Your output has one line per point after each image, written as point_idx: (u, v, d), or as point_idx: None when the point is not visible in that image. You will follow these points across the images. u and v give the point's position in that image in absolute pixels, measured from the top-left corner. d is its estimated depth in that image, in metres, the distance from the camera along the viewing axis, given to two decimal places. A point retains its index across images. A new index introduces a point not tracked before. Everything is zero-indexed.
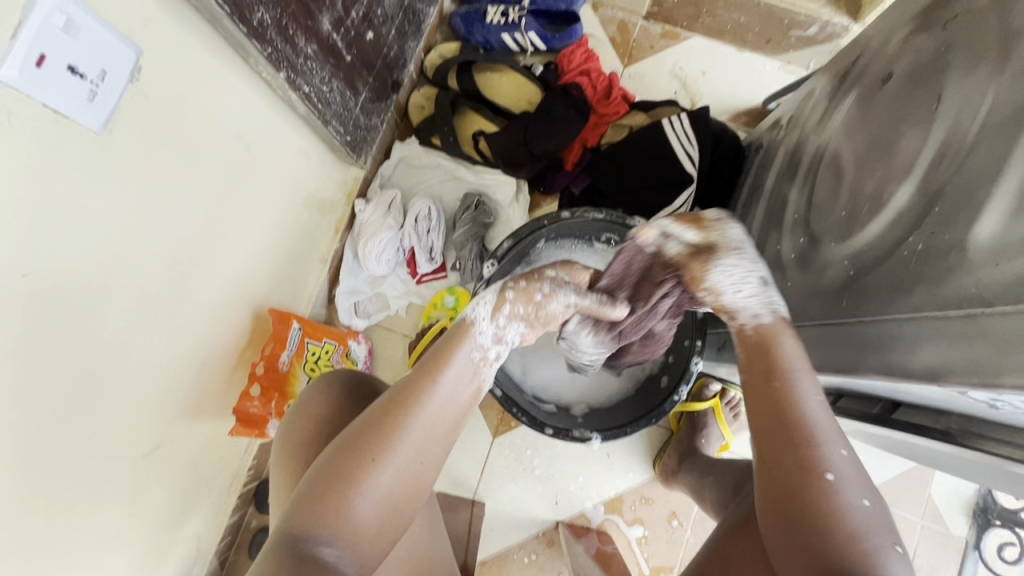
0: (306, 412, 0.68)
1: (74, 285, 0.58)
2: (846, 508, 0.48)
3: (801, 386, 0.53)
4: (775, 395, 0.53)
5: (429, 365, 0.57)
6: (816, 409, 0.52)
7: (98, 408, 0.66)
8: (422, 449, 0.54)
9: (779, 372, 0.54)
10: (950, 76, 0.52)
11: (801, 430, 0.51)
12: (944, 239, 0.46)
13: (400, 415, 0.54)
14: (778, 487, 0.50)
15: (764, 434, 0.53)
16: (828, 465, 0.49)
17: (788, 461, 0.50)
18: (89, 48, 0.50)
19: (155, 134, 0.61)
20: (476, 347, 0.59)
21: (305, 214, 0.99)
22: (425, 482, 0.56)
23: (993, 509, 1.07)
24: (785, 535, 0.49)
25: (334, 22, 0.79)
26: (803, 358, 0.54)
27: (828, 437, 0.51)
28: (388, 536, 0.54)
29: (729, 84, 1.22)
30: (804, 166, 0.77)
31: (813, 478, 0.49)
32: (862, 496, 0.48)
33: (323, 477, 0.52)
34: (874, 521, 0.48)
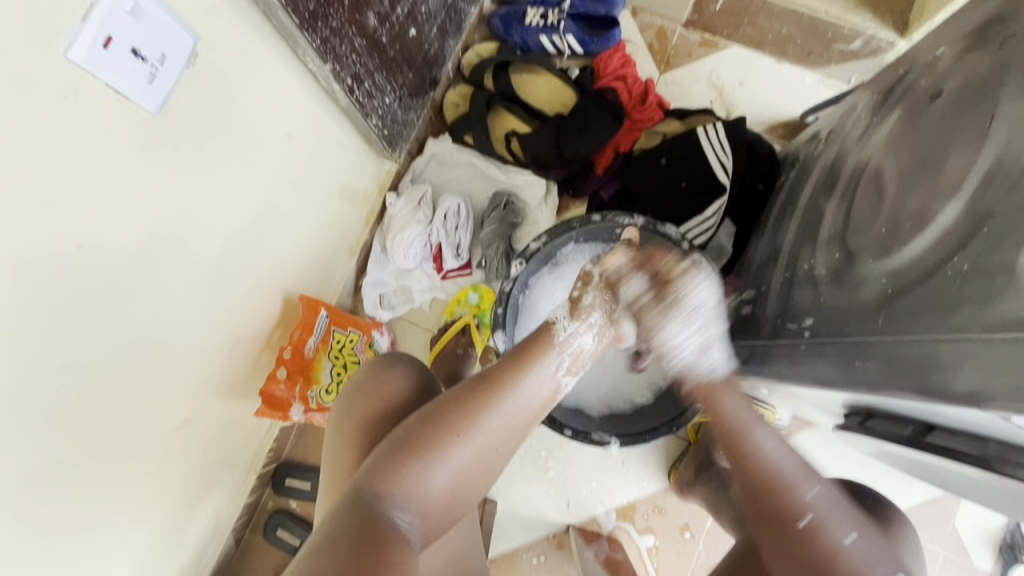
0: (375, 385, 0.70)
1: (121, 261, 0.60)
2: (830, 548, 0.58)
3: (760, 436, 0.65)
4: (746, 455, 0.65)
5: (517, 359, 0.64)
6: (778, 454, 0.64)
7: (133, 380, 0.68)
8: (501, 435, 0.60)
9: (731, 434, 0.66)
10: (1007, 95, 0.51)
11: (773, 483, 0.62)
12: (992, 261, 0.45)
13: (489, 398, 0.60)
14: (766, 525, 0.62)
15: (758, 499, 0.63)
16: (805, 511, 0.60)
17: (772, 498, 0.62)
18: (152, 32, 0.51)
19: (207, 119, 0.63)
20: (562, 347, 0.66)
21: (338, 204, 1.01)
22: (494, 468, 0.61)
23: (1021, 546, 1.03)
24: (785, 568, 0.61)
25: (380, 18, 0.80)
26: (741, 412, 0.67)
27: (801, 479, 0.63)
28: (450, 512, 0.59)
29: (767, 95, 1.21)
30: (843, 181, 0.75)
31: (790, 527, 0.60)
32: (847, 533, 0.59)
33: (405, 444, 0.58)
34: (863, 554, 0.57)
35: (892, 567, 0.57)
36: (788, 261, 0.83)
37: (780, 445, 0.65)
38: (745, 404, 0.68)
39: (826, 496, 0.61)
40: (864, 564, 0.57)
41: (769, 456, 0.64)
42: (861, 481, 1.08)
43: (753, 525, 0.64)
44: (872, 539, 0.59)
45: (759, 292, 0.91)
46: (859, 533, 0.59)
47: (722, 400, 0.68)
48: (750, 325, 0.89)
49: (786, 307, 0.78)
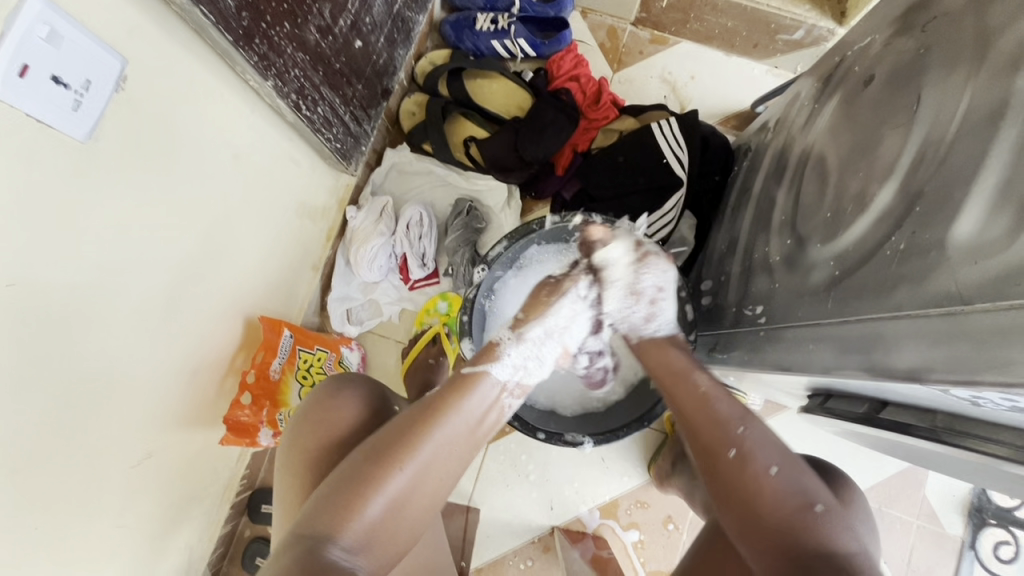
0: (320, 417, 0.69)
1: (60, 296, 0.58)
2: (758, 478, 0.61)
3: (700, 379, 0.69)
4: (681, 393, 0.69)
5: (452, 387, 0.63)
6: (717, 396, 0.67)
7: (85, 418, 0.65)
8: (440, 462, 0.60)
9: (679, 374, 0.71)
10: (929, 77, 0.53)
11: (710, 419, 0.66)
12: (925, 238, 0.46)
13: (424, 428, 0.60)
14: (702, 451, 0.66)
15: (693, 423, 0.67)
16: (733, 442, 0.63)
17: (712, 434, 0.65)
18: (73, 57, 0.50)
19: (143, 143, 0.61)
20: (501, 369, 0.65)
21: (296, 221, 0.99)
22: (439, 495, 0.60)
23: (988, 509, 1.07)
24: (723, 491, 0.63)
25: (321, 32, 0.79)
26: (687, 362, 0.72)
27: (733, 417, 0.65)
28: (396, 544, 0.58)
29: (718, 87, 1.23)
30: (791, 168, 0.77)
31: (721, 455, 0.64)
32: (772, 465, 0.62)
33: (344, 481, 0.57)
34: (789, 485, 0.61)
35: (818, 499, 0.60)
36: (745, 250, 0.85)
37: (720, 387, 0.68)
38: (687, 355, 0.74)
39: (757, 431, 0.63)
40: (786, 495, 0.60)
41: (706, 392, 0.68)
42: (834, 460, 1.10)
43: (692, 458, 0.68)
44: (801, 471, 0.62)
45: (721, 281, 0.92)
46: (786, 462, 0.62)
47: (663, 351, 0.74)
48: (715, 315, 0.91)
49: (745, 295, 0.80)
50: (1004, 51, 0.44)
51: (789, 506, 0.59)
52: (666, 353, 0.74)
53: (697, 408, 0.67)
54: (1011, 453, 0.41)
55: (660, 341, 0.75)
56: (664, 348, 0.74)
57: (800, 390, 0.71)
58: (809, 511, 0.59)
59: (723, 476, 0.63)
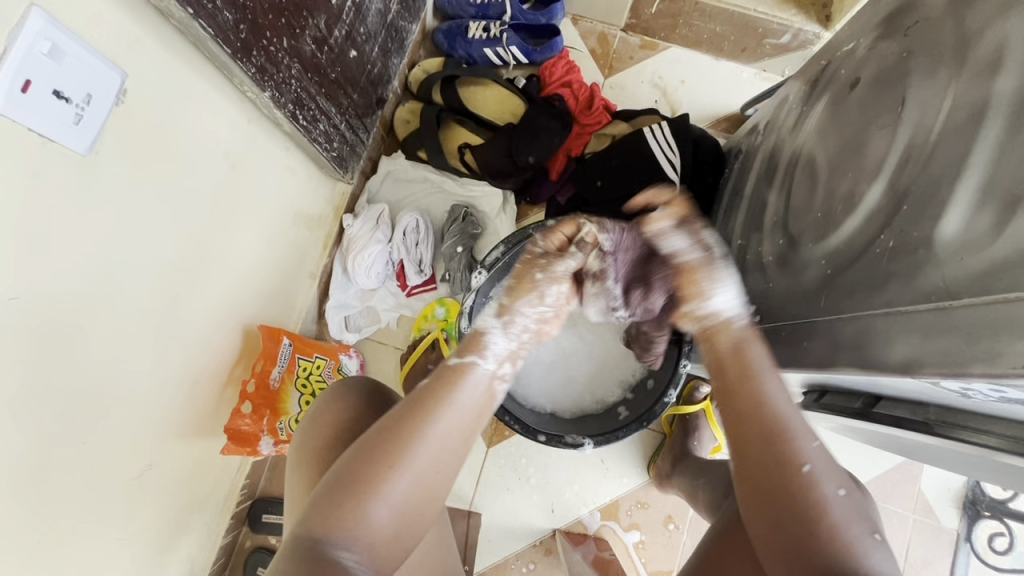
0: (322, 417, 0.70)
1: (64, 309, 0.58)
2: (824, 500, 0.52)
3: (771, 382, 0.58)
4: (754, 395, 0.58)
5: (442, 378, 0.63)
6: (786, 404, 0.57)
7: (87, 429, 0.65)
8: (436, 458, 0.59)
9: (748, 374, 0.59)
10: (912, 80, 0.54)
11: (775, 427, 0.56)
12: (913, 236, 0.48)
13: (414, 424, 0.59)
14: (757, 466, 0.55)
15: (748, 435, 0.56)
16: (804, 458, 0.54)
17: (772, 452, 0.55)
18: (74, 73, 0.50)
19: (141, 155, 0.62)
20: (489, 360, 0.64)
21: (292, 230, 0.99)
22: (439, 489, 0.60)
23: (982, 501, 1.08)
24: (775, 508, 0.53)
25: (317, 42, 0.80)
26: (768, 361, 0.60)
27: (802, 432, 0.56)
28: (398, 543, 0.58)
29: (708, 91, 1.25)
30: (781, 169, 0.79)
31: (786, 470, 0.53)
32: (837, 487, 0.53)
33: (340, 484, 0.56)
34: (855, 511, 0.52)
35: (875, 527, 0.52)
36: (739, 250, 0.86)
37: (788, 395, 0.58)
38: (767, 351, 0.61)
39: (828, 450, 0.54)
40: (849, 519, 0.51)
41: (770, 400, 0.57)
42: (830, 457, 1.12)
43: (734, 471, 0.57)
44: (862, 498, 0.54)
45: None
46: (852, 485, 0.53)
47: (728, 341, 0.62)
48: None
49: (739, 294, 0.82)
50: (984, 53, 0.46)
51: (849, 530, 0.51)
52: (744, 351, 0.61)
53: (760, 414, 0.57)
54: (1002, 444, 0.43)
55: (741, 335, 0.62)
56: (743, 345, 0.61)
57: (795, 386, 0.72)
58: (873, 538, 0.51)
59: (785, 496, 0.52)
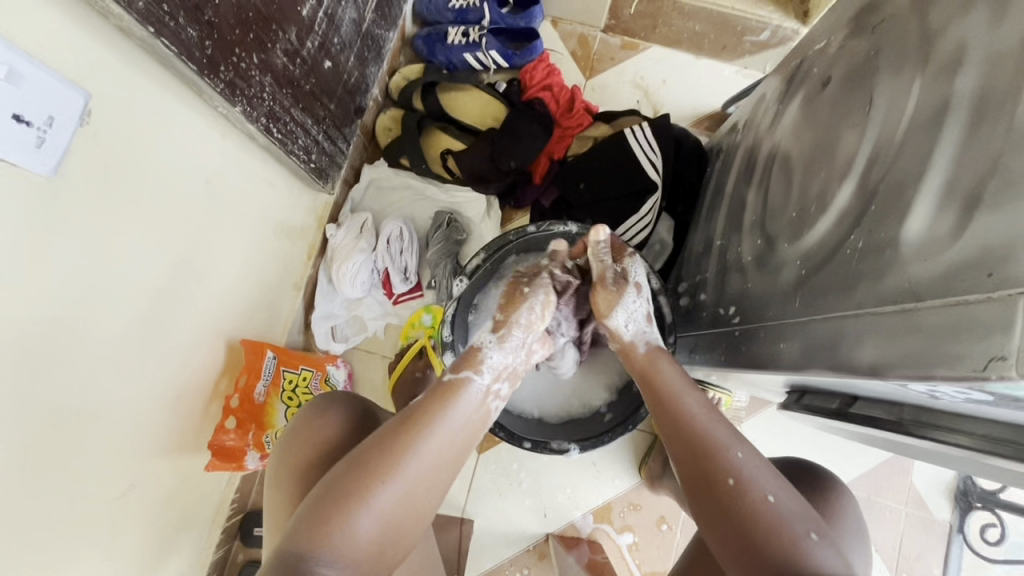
0: (304, 433, 0.69)
1: (34, 333, 0.58)
2: (756, 507, 0.57)
3: (693, 401, 0.66)
4: (679, 418, 0.65)
5: (437, 395, 0.64)
6: (709, 420, 0.64)
7: (65, 452, 0.65)
8: (426, 475, 0.60)
9: (670, 398, 0.67)
10: (879, 79, 0.54)
11: (702, 444, 0.62)
12: (881, 236, 0.48)
13: (406, 440, 0.60)
14: (695, 484, 0.61)
15: (686, 457, 0.63)
16: (730, 471, 0.60)
17: (705, 472, 0.61)
18: (35, 96, 0.50)
19: (110, 175, 0.61)
20: (486, 371, 0.67)
21: (274, 242, 0.99)
22: (427, 506, 0.60)
23: (973, 492, 1.08)
24: (716, 527, 0.59)
25: (289, 55, 0.79)
26: (684, 380, 0.68)
27: (727, 443, 0.62)
28: (382, 557, 0.58)
29: (690, 90, 1.25)
30: (759, 168, 0.79)
31: (718, 486, 0.59)
32: (766, 493, 0.58)
33: (327, 497, 0.56)
34: (786, 513, 0.57)
35: (810, 526, 0.56)
36: (720, 250, 0.86)
37: (710, 410, 0.66)
38: (680, 370, 0.70)
39: (752, 455, 0.60)
40: (783, 522, 0.56)
41: (698, 417, 0.64)
42: (821, 453, 1.12)
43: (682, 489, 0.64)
44: (796, 498, 0.58)
45: (698, 281, 0.93)
46: (781, 489, 0.58)
47: (659, 369, 0.70)
48: (694, 315, 0.92)
49: (721, 294, 0.82)
50: (946, 51, 0.46)
51: (782, 533, 0.55)
52: (659, 373, 0.69)
53: (688, 434, 0.64)
54: (975, 443, 0.43)
55: (654, 354, 0.72)
56: (656, 367, 0.70)
57: (776, 386, 0.72)
58: (806, 539, 0.55)
59: (728, 514, 0.58)
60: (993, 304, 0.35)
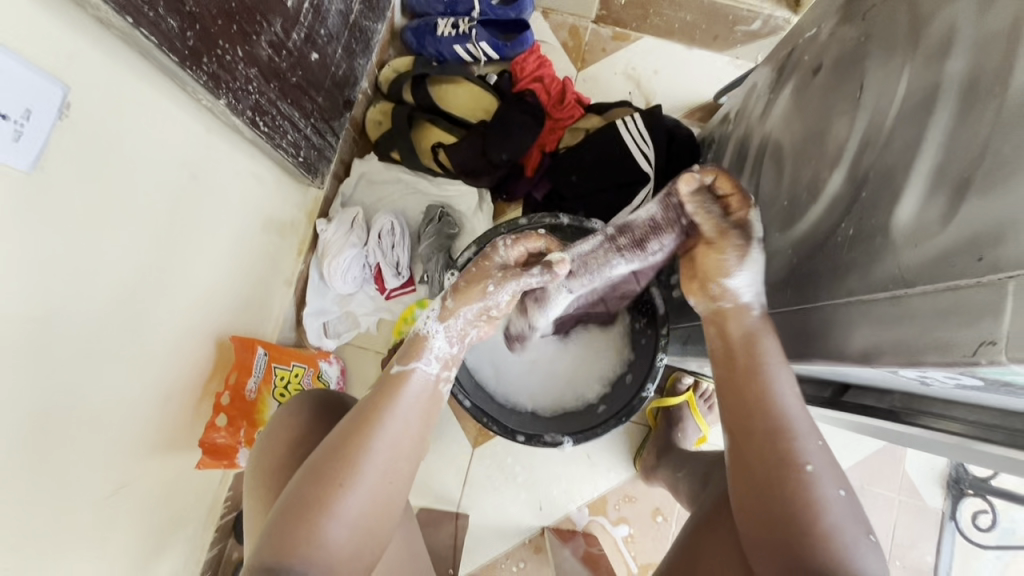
0: (269, 444, 0.69)
1: (16, 331, 0.57)
2: (823, 499, 0.53)
3: (781, 378, 0.60)
4: (756, 397, 0.60)
5: (379, 392, 0.64)
6: (790, 404, 0.59)
7: (53, 451, 0.64)
8: (387, 471, 0.60)
9: (757, 373, 0.60)
10: (870, 65, 0.54)
11: (779, 424, 0.58)
12: (872, 223, 0.47)
13: (361, 440, 0.59)
14: (757, 460, 0.57)
15: (746, 438, 0.59)
16: (806, 458, 0.56)
17: (772, 455, 0.56)
18: (11, 89, 0.49)
19: (91, 170, 0.60)
20: (428, 359, 0.66)
21: (262, 238, 0.98)
22: (393, 501, 0.60)
23: (965, 479, 1.08)
24: (758, 509, 0.55)
25: (274, 46, 0.78)
26: (785, 356, 0.61)
27: (806, 431, 0.57)
28: (360, 558, 0.57)
29: (682, 81, 1.25)
30: (751, 158, 0.78)
31: (790, 469, 0.55)
32: (838, 488, 0.54)
33: (289, 508, 0.55)
34: (850, 511, 0.53)
35: (867, 529, 0.53)
36: None
37: (797, 393, 0.60)
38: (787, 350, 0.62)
39: (830, 450, 0.56)
40: (847, 520, 0.53)
41: (778, 399, 0.59)
42: None
43: (734, 471, 0.59)
44: (860, 500, 0.55)
45: None
46: (851, 487, 0.55)
47: (759, 341, 0.62)
48: (687, 306, 0.92)
49: None
50: (937, 35, 0.45)
51: (844, 531, 0.52)
52: (752, 346, 0.62)
53: (762, 414, 0.59)
54: (969, 430, 0.43)
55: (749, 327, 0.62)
56: (752, 338, 0.62)
57: None
58: (866, 539, 0.52)
59: (782, 499, 0.54)
60: (985, 290, 0.34)
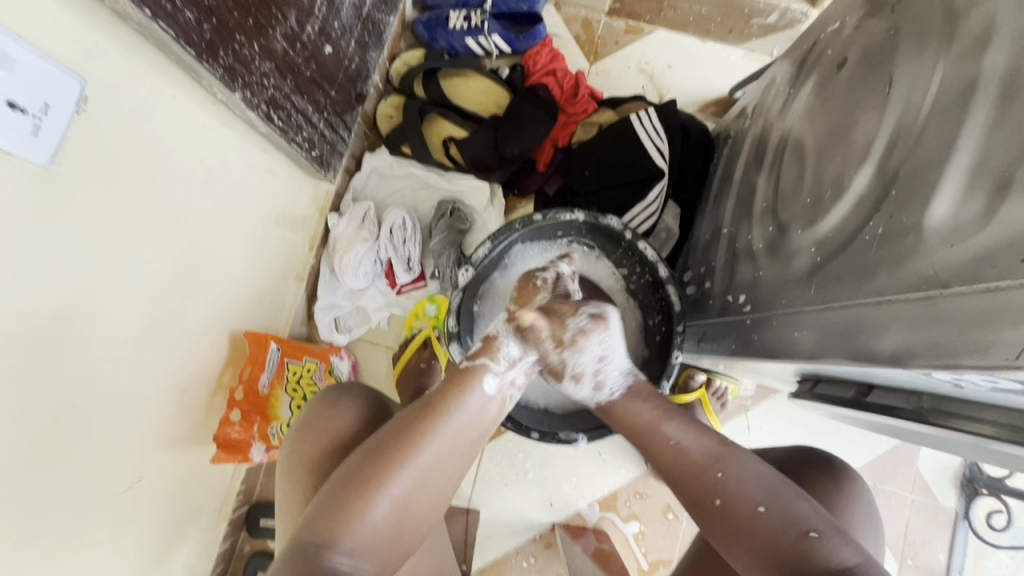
0: (323, 420, 0.69)
1: (35, 326, 0.56)
2: (747, 520, 0.58)
3: (668, 428, 0.65)
4: (658, 450, 0.65)
5: (453, 383, 0.62)
6: (692, 444, 0.64)
7: (71, 445, 0.64)
8: (441, 464, 0.59)
9: (643, 430, 0.66)
10: (900, 60, 0.53)
11: (685, 467, 0.63)
12: (903, 222, 0.46)
13: (423, 429, 0.59)
14: (697, 515, 0.61)
15: (678, 483, 0.63)
16: (715, 494, 0.60)
17: (693, 492, 0.62)
18: (30, 83, 0.48)
19: (108, 165, 0.60)
20: (503, 359, 0.63)
21: (275, 233, 0.97)
22: (440, 497, 0.60)
23: (979, 478, 1.08)
24: (722, 543, 0.60)
25: (288, 39, 0.77)
26: (651, 417, 0.66)
27: (708, 461, 0.62)
28: (398, 545, 0.57)
29: (696, 75, 1.23)
30: (770, 153, 0.77)
31: (708, 506, 0.60)
32: (757, 504, 0.58)
33: (344, 487, 0.55)
34: (781, 520, 0.56)
35: (812, 525, 0.55)
36: (729, 238, 0.84)
37: (687, 434, 0.64)
38: (654, 405, 0.66)
39: (736, 472, 0.60)
40: (781, 526, 0.56)
41: (675, 442, 0.64)
42: (827, 441, 1.11)
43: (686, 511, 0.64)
44: (789, 497, 0.58)
45: (707, 269, 0.92)
46: (773, 499, 0.58)
47: (628, 406, 0.67)
48: (702, 304, 0.91)
49: (731, 282, 0.80)
50: (973, 30, 0.44)
51: (785, 537, 0.55)
52: (629, 410, 0.67)
53: (670, 461, 0.64)
54: (992, 431, 0.42)
55: (616, 399, 0.68)
56: (620, 408, 0.67)
57: (788, 375, 0.71)
58: (806, 539, 0.54)
59: (730, 532, 0.59)
60: None
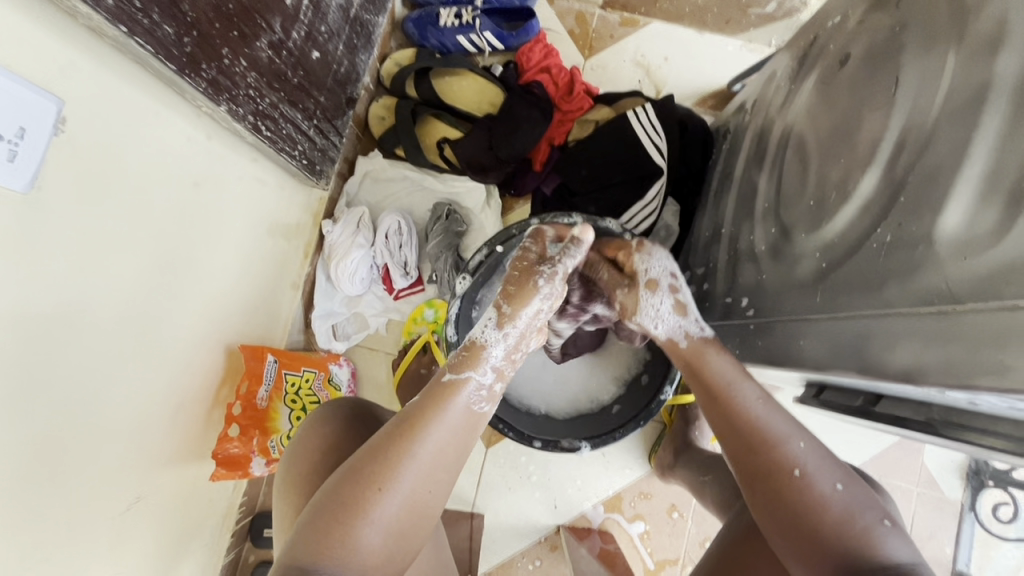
0: (306, 441, 0.68)
1: (19, 356, 0.55)
2: (824, 496, 0.54)
3: (746, 392, 0.61)
4: (731, 412, 0.61)
5: (432, 396, 0.61)
6: (764, 416, 0.60)
7: (67, 470, 0.63)
8: (428, 479, 0.58)
9: (717, 390, 0.63)
10: (906, 57, 0.51)
11: (762, 437, 0.58)
12: (912, 231, 0.45)
13: (405, 445, 0.57)
14: (768, 500, 0.56)
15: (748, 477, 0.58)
16: (794, 464, 0.56)
17: (763, 470, 0.57)
18: (5, 108, 0.47)
19: (91, 184, 0.58)
20: (484, 370, 0.64)
21: (268, 243, 0.96)
22: (431, 510, 0.58)
23: (986, 470, 1.08)
24: (780, 521, 0.55)
25: (274, 47, 0.75)
26: (735, 367, 0.64)
27: (787, 434, 0.58)
28: (390, 567, 0.56)
29: (694, 67, 1.20)
30: (771, 153, 0.75)
31: (785, 477, 0.55)
32: (834, 481, 0.55)
33: (328, 504, 0.54)
34: (854, 501, 0.54)
35: (881, 513, 0.54)
36: (730, 239, 0.83)
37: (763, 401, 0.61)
38: (730, 360, 0.65)
39: (814, 446, 0.57)
40: (853, 509, 0.53)
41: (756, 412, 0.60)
42: (831, 436, 1.11)
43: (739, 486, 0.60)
44: (862, 485, 0.55)
45: (707, 268, 0.91)
46: (850, 479, 0.55)
47: (708, 361, 0.65)
48: (705, 304, 0.89)
49: (732, 284, 0.79)
50: (985, 27, 0.42)
51: (854, 522, 0.53)
52: (710, 363, 0.65)
53: (743, 427, 0.60)
54: (1009, 447, 0.41)
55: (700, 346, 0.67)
56: (706, 356, 0.66)
57: (792, 381, 0.70)
58: (880, 526, 0.52)
59: (788, 513, 0.55)
60: None
